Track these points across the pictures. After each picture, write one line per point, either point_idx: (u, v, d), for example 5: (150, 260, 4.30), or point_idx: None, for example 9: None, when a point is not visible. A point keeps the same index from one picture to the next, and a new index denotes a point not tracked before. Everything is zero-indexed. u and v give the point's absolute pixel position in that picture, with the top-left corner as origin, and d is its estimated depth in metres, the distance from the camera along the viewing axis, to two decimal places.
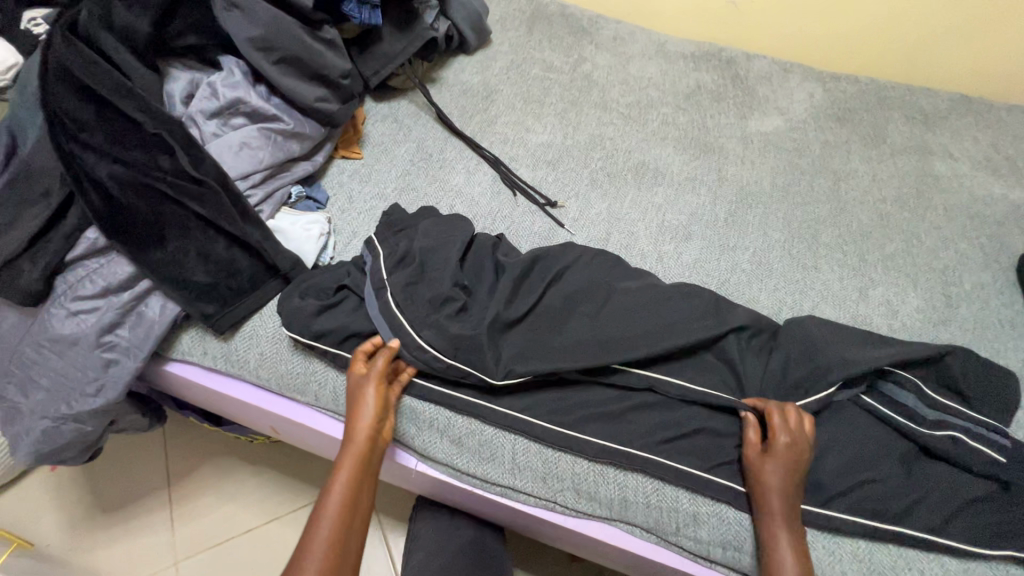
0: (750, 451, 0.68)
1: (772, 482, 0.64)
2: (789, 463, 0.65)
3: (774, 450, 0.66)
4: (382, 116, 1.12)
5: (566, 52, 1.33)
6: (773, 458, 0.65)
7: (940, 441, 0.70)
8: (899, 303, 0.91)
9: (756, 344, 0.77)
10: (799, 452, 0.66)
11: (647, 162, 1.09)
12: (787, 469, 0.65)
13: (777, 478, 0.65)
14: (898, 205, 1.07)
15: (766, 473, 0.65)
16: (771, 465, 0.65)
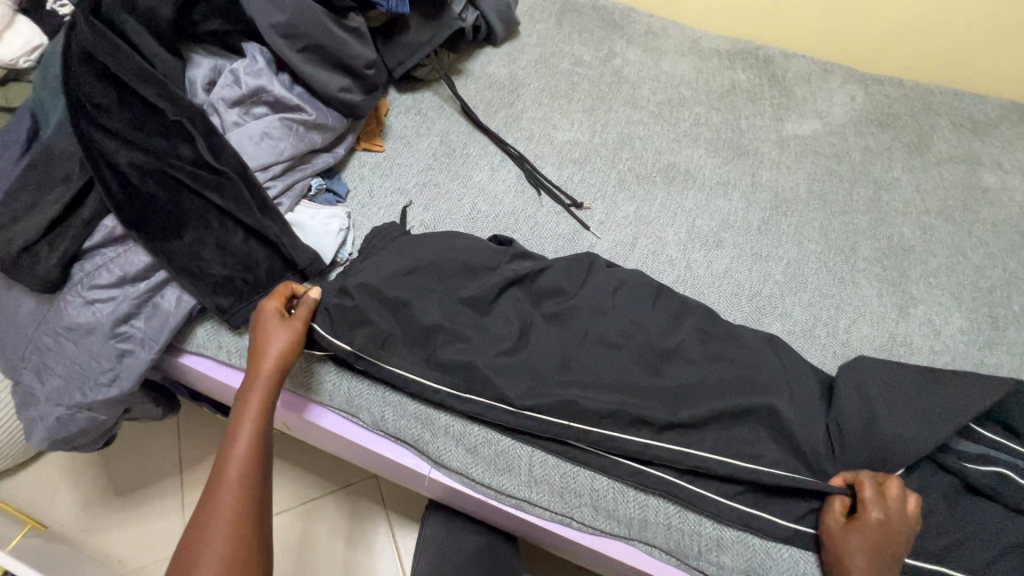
0: (834, 525, 0.62)
1: (854, 563, 0.59)
2: (876, 543, 0.59)
3: (862, 524, 0.60)
4: (406, 108, 1.09)
5: (596, 46, 1.29)
6: (857, 534, 0.60)
7: (987, 478, 0.67)
8: (942, 323, 0.87)
9: (790, 362, 0.74)
10: (892, 533, 0.59)
11: (677, 164, 1.05)
12: (872, 549, 0.59)
13: (860, 559, 0.59)
14: (943, 218, 1.01)
15: (848, 549, 0.60)
16: (852, 543, 0.60)
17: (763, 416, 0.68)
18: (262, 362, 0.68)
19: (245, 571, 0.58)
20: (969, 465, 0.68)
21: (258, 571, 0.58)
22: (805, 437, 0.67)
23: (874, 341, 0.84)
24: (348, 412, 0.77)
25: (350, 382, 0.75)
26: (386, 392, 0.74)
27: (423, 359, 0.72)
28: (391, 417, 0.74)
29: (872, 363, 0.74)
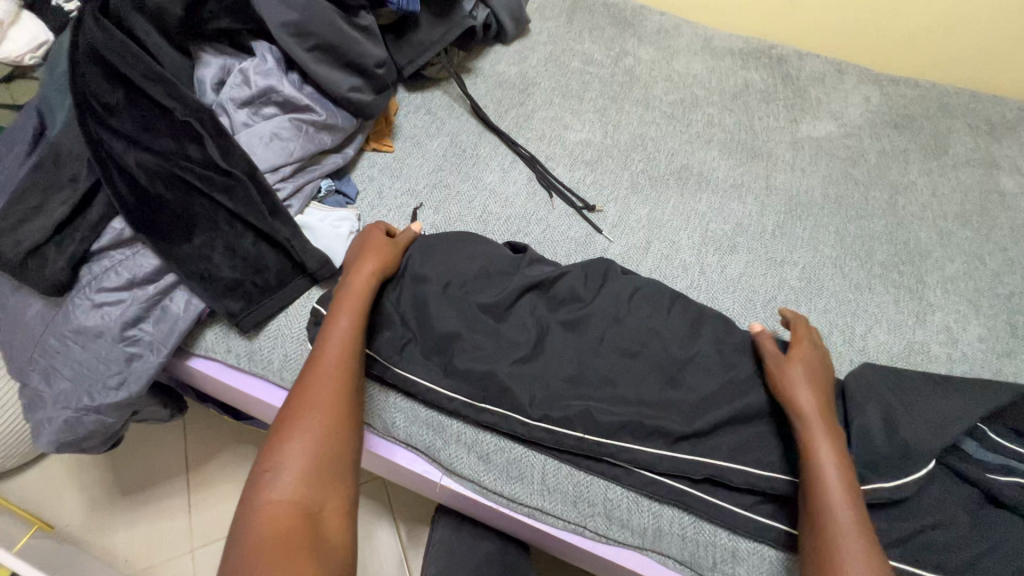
0: (779, 386, 0.66)
1: (812, 414, 0.63)
2: (809, 378, 0.66)
3: (801, 377, 0.66)
4: (415, 107, 1.07)
5: (607, 45, 1.27)
6: (802, 387, 0.65)
7: (1013, 490, 0.66)
8: (960, 331, 0.85)
9: None
10: (822, 385, 0.67)
11: (690, 166, 1.04)
12: (820, 401, 0.64)
13: (806, 408, 0.64)
14: (960, 223, 1.00)
15: (802, 404, 0.64)
16: (795, 380, 0.66)
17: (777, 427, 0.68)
18: (360, 279, 0.71)
19: (330, 472, 0.59)
20: (993, 478, 0.67)
21: (341, 478, 0.60)
22: None
23: (891, 349, 0.83)
24: None
25: (360, 387, 0.74)
26: (398, 398, 0.73)
27: (435, 365, 0.71)
28: (403, 423, 0.73)
29: (885, 377, 0.75)
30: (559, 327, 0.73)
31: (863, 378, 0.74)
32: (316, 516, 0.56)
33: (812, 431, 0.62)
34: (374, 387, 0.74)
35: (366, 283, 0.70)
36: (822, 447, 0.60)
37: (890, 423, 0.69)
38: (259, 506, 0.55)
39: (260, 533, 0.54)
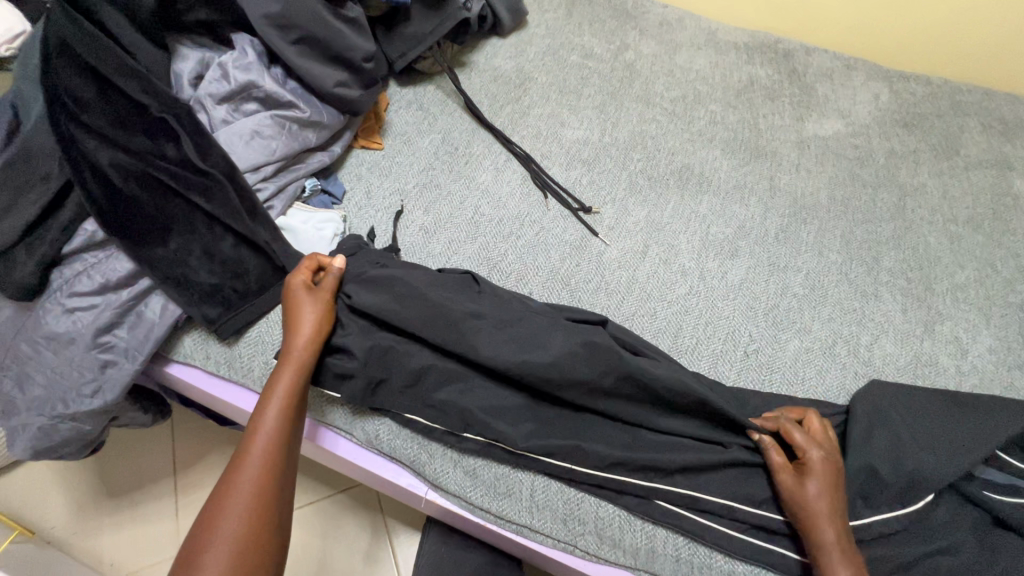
0: (782, 472, 0.62)
1: (819, 505, 0.59)
2: (827, 479, 0.61)
3: (809, 467, 0.62)
4: (406, 102, 1.04)
5: (608, 38, 1.22)
6: (809, 475, 0.61)
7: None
8: (970, 342, 0.82)
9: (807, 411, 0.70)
10: (834, 470, 0.62)
11: (691, 166, 1.00)
12: (829, 493, 0.60)
13: (813, 487, 0.60)
14: (971, 227, 0.96)
15: (808, 493, 0.60)
16: (808, 475, 0.61)
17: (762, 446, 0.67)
18: (296, 341, 0.66)
19: (255, 556, 0.54)
20: (1005, 503, 0.64)
21: (265, 561, 0.55)
22: None
23: (898, 361, 0.79)
24: (341, 429, 0.73)
25: (344, 398, 0.72)
26: (381, 410, 0.71)
27: (422, 377, 0.68)
28: (387, 436, 0.70)
29: (888, 393, 0.72)
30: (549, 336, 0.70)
31: (872, 400, 0.72)
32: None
33: (814, 519, 0.59)
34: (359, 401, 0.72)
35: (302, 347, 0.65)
36: (825, 531, 0.58)
37: (899, 448, 0.67)
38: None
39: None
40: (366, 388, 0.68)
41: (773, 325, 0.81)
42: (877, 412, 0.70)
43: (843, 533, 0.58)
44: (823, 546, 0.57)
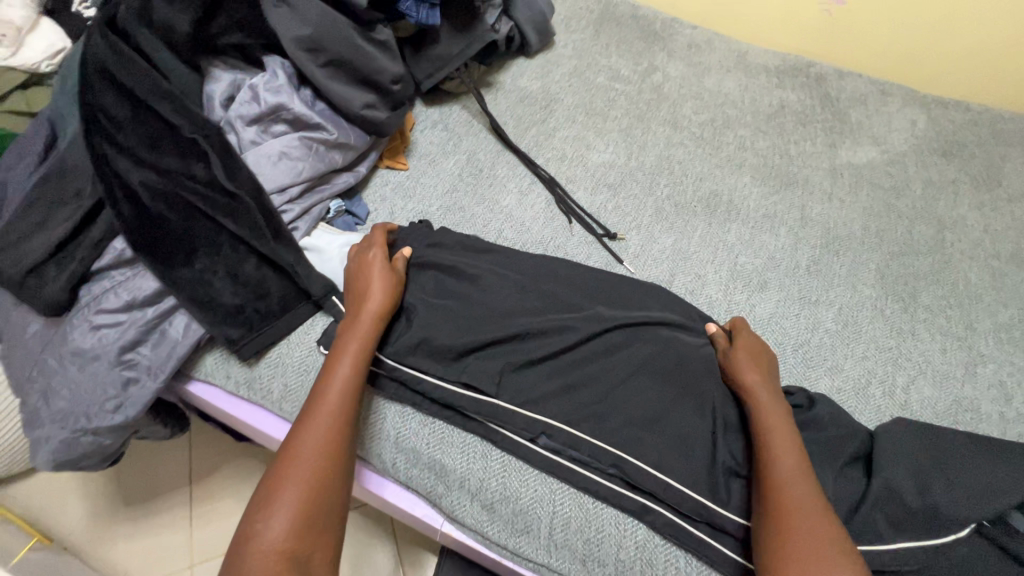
0: (727, 356, 0.70)
1: (756, 383, 0.66)
2: (751, 353, 0.70)
3: (739, 344, 0.71)
4: (432, 122, 1.05)
5: (635, 59, 1.22)
6: (745, 355, 0.69)
7: None
8: (1015, 386, 0.77)
9: (838, 432, 0.67)
10: (760, 351, 0.71)
11: (719, 193, 0.98)
12: (761, 372, 0.68)
13: (756, 379, 0.67)
14: (1014, 262, 0.92)
15: (745, 367, 0.68)
16: (738, 356, 0.69)
17: None
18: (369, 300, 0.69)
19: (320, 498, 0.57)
20: None
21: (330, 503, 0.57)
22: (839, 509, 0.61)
23: (937, 404, 0.75)
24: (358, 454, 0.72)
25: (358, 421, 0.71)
26: (401, 412, 0.71)
27: (440, 386, 0.68)
28: (404, 464, 0.70)
29: (920, 430, 0.68)
30: (560, 362, 0.70)
31: (903, 444, 0.66)
32: (316, 532, 0.55)
33: (756, 394, 0.65)
34: (389, 401, 0.71)
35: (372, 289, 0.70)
36: (763, 414, 0.63)
37: (924, 482, 0.62)
38: (261, 514, 0.55)
39: (264, 544, 0.53)
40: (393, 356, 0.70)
41: (804, 363, 0.78)
42: (904, 444, 0.65)
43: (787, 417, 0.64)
44: (768, 436, 0.62)
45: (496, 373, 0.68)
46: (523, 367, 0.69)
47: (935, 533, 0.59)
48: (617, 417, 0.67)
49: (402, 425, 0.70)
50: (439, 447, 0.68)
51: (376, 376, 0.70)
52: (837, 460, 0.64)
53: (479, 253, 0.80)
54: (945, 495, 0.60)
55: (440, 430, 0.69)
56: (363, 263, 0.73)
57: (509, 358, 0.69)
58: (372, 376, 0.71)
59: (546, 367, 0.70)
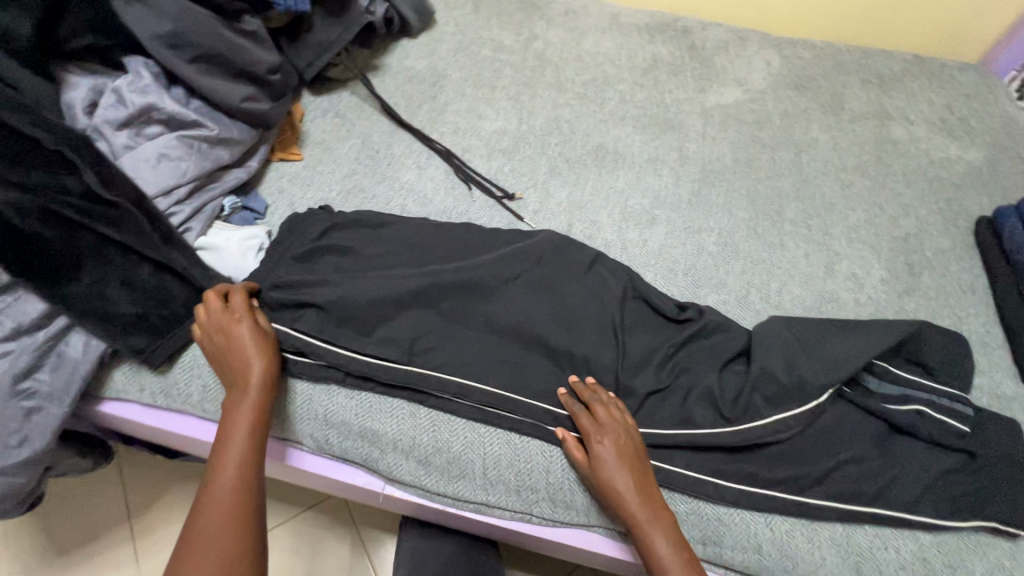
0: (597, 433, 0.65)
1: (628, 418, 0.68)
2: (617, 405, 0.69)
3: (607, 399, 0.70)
4: (322, 110, 1.05)
5: (517, 30, 1.26)
6: (601, 429, 0.65)
7: (906, 417, 0.71)
8: (865, 276, 0.90)
9: (720, 336, 0.76)
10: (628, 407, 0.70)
11: (607, 145, 1.05)
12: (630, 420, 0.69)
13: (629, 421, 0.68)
14: (859, 173, 1.06)
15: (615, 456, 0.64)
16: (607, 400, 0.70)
17: (693, 398, 0.71)
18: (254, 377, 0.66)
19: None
20: (890, 408, 0.71)
21: None
22: (725, 400, 0.70)
23: (805, 301, 0.87)
24: (290, 438, 0.74)
25: (283, 407, 0.72)
26: (327, 391, 0.73)
27: (356, 358, 0.71)
28: (337, 439, 0.72)
29: (789, 324, 0.77)
30: (470, 318, 0.74)
31: (777, 337, 0.75)
32: None
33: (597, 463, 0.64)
34: (312, 382, 0.73)
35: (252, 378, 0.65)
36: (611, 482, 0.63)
37: (793, 364, 0.72)
38: None
39: None
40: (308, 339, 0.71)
41: (693, 284, 0.87)
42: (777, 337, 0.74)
43: (643, 484, 0.63)
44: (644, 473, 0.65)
45: (406, 339, 0.72)
46: (434, 329, 0.73)
47: (803, 403, 0.69)
48: (526, 357, 0.73)
49: (330, 402, 0.72)
50: (369, 416, 0.71)
51: (294, 361, 0.72)
52: (720, 359, 0.74)
53: (380, 229, 0.82)
54: (807, 370, 0.70)
55: (368, 400, 0.72)
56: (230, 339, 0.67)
57: (416, 323, 0.73)
58: (290, 361, 0.72)
59: (457, 325, 0.74)
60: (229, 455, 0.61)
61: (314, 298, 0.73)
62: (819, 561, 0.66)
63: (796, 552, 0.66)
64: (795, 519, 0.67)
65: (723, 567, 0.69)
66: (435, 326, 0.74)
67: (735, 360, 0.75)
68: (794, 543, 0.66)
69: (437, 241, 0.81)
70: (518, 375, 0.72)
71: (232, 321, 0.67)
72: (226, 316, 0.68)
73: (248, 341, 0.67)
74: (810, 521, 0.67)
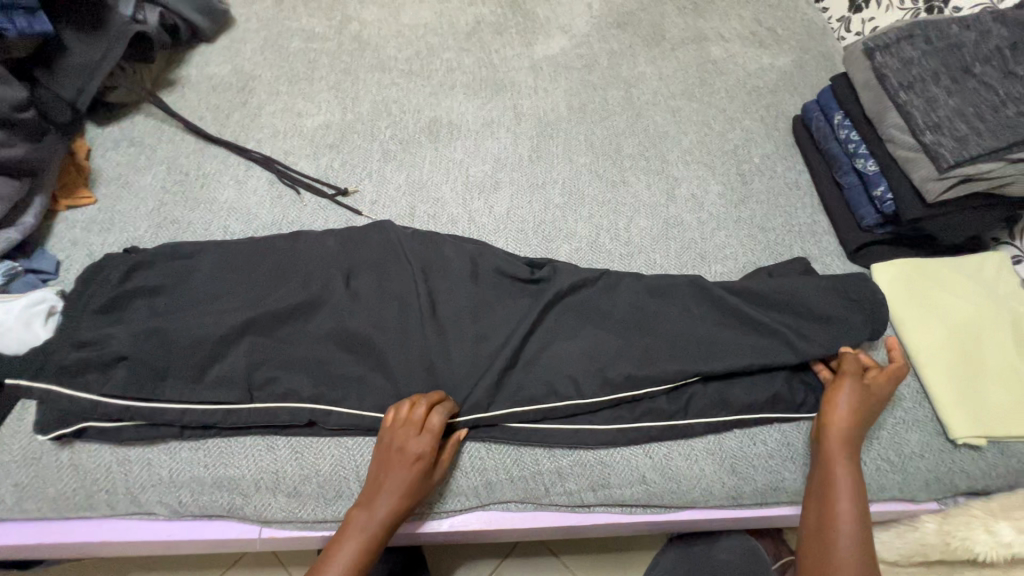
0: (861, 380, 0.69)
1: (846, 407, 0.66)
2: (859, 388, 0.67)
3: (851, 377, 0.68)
4: (113, 141, 0.92)
5: (327, 15, 1.17)
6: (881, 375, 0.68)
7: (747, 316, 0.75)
8: (703, 194, 0.94)
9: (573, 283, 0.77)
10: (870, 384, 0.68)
11: (440, 119, 1.02)
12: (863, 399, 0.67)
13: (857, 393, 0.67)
14: (686, 97, 1.09)
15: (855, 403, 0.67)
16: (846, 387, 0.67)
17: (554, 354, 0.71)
18: (418, 455, 0.61)
19: None
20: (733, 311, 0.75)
21: None
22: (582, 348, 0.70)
23: (652, 231, 0.89)
24: (139, 511, 0.65)
25: (120, 481, 0.64)
26: (168, 450, 0.65)
27: (189, 406, 0.64)
28: (191, 497, 0.65)
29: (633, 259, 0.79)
30: (310, 332, 0.70)
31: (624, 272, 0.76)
32: None
33: (831, 423, 0.66)
34: (148, 445, 0.65)
35: (385, 517, 0.60)
36: (836, 433, 0.65)
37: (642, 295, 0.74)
38: None
39: None
40: (125, 402, 0.64)
41: (545, 241, 0.87)
42: None
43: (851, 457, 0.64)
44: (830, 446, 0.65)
45: (240, 372, 0.66)
46: (270, 354, 0.68)
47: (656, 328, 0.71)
48: (377, 356, 0.69)
49: (172, 460, 0.65)
50: (221, 463, 0.65)
51: (119, 428, 0.64)
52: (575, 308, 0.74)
53: (193, 263, 0.75)
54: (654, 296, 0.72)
55: (216, 447, 0.66)
56: (388, 466, 0.62)
57: (250, 353, 0.68)
58: (115, 429, 0.64)
59: (296, 342, 0.69)
60: (357, 534, 0.60)
61: (120, 354, 0.65)
62: (698, 474, 0.69)
63: (677, 471, 0.69)
64: (671, 442, 0.70)
65: (619, 506, 0.70)
66: (272, 352, 0.68)
67: (589, 308, 0.75)
68: (674, 463, 0.69)
69: (262, 261, 0.75)
70: (373, 379, 0.68)
71: (398, 446, 0.62)
72: (391, 438, 0.62)
73: (405, 477, 0.61)
74: (683, 439, 0.70)
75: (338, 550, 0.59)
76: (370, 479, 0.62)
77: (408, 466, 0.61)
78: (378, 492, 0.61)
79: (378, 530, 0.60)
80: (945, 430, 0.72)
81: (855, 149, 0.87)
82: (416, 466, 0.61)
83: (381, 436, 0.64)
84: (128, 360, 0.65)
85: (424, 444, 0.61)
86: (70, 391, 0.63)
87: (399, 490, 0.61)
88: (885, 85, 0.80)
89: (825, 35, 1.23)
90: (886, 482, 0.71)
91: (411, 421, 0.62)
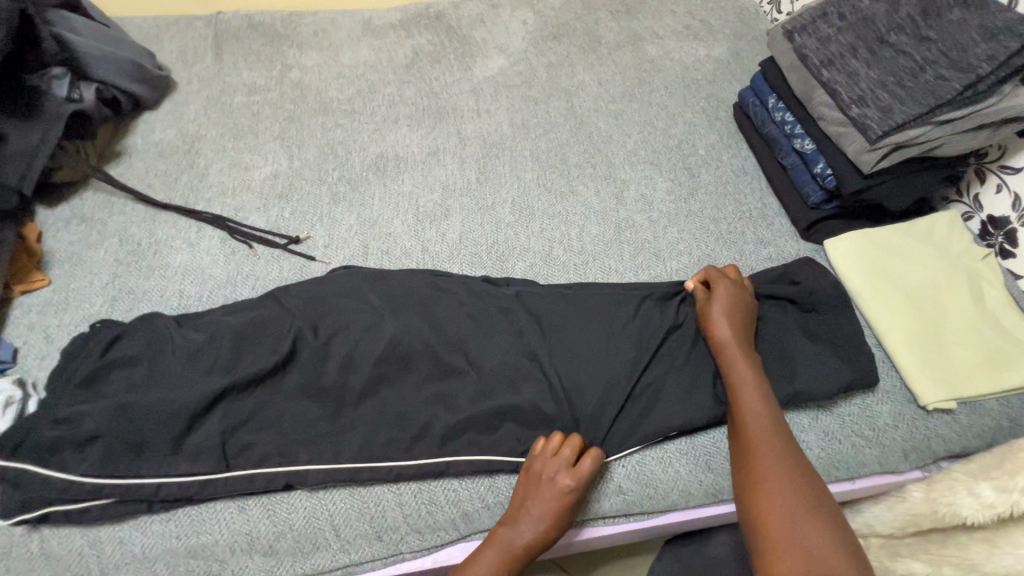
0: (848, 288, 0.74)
1: (723, 318, 0.71)
2: (731, 303, 0.72)
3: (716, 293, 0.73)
4: (64, 220, 0.93)
5: (267, 66, 1.19)
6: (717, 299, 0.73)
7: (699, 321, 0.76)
8: (652, 193, 0.95)
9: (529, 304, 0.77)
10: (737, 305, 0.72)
11: (387, 153, 1.02)
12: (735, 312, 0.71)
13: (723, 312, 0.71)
14: (627, 99, 1.10)
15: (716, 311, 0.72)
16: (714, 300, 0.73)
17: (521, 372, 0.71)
18: (566, 489, 0.63)
19: None
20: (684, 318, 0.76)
21: None
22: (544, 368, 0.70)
23: (604, 237, 0.90)
24: None
25: (93, 563, 0.63)
26: (139, 526, 0.65)
27: (156, 479, 0.64)
28: (167, 569, 0.64)
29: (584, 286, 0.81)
30: (268, 387, 0.70)
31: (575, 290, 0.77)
32: None
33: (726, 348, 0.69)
34: (119, 522, 0.65)
35: (527, 542, 0.61)
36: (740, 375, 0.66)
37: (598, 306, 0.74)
38: None
39: None
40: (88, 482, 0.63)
41: (500, 261, 0.87)
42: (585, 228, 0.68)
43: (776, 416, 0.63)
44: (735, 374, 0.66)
45: (201, 437, 0.66)
46: (229, 415, 0.67)
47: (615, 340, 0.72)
48: (340, 402, 0.69)
49: (144, 536, 0.64)
50: (193, 531, 0.65)
51: (86, 510, 0.64)
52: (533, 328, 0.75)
53: (146, 330, 0.74)
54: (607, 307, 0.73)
55: (187, 515, 0.65)
56: (536, 492, 0.63)
57: (210, 417, 0.67)
58: (82, 512, 0.64)
59: (257, 398, 0.69)
60: (501, 546, 0.62)
61: (87, 436, 0.65)
62: (674, 476, 0.69)
63: (652, 476, 0.69)
64: (643, 448, 0.70)
65: (602, 519, 0.70)
66: (233, 413, 0.68)
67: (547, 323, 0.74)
68: (648, 468, 0.69)
69: (215, 320, 0.75)
70: (337, 427, 0.68)
71: (550, 475, 0.63)
72: (539, 466, 0.64)
73: (548, 506, 0.62)
74: (656, 443, 0.70)
75: (479, 554, 0.62)
76: (515, 500, 0.65)
77: (554, 498, 0.63)
78: (520, 517, 0.63)
79: (519, 553, 0.62)
80: (915, 397, 0.72)
81: (791, 129, 0.88)
82: (561, 498, 0.62)
83: (529, 460, 0.66)
84: (88, 439, 0.64)
85: (569, 477, 0.63)
86: (31, 480, 0.62)
87: (545, 517, 0.62)
88: (808, 65, 0.82)
89: (756, 21, 1.25)
90: (863, 458, 0.71)
91: (564, 457, 0.64)
